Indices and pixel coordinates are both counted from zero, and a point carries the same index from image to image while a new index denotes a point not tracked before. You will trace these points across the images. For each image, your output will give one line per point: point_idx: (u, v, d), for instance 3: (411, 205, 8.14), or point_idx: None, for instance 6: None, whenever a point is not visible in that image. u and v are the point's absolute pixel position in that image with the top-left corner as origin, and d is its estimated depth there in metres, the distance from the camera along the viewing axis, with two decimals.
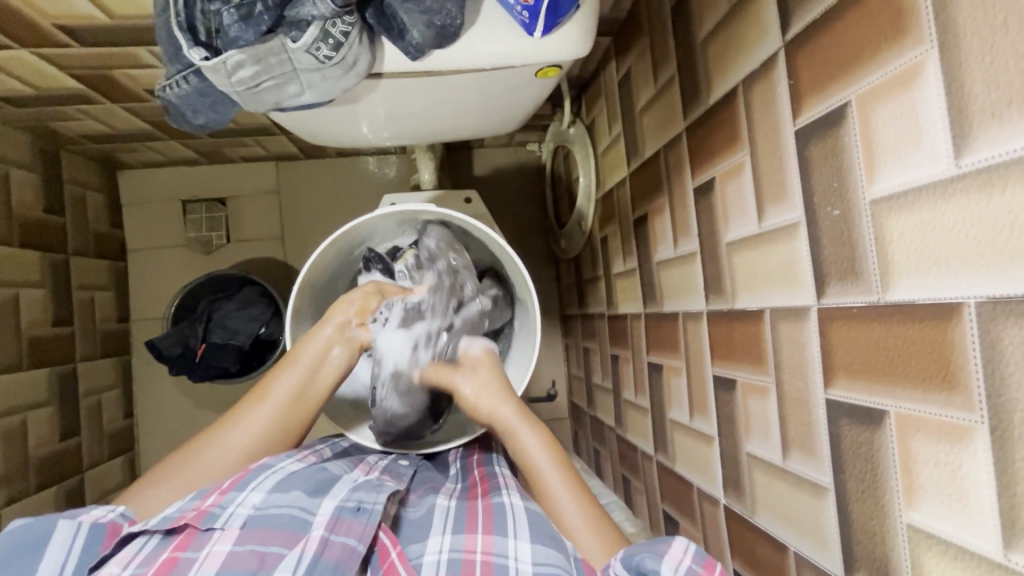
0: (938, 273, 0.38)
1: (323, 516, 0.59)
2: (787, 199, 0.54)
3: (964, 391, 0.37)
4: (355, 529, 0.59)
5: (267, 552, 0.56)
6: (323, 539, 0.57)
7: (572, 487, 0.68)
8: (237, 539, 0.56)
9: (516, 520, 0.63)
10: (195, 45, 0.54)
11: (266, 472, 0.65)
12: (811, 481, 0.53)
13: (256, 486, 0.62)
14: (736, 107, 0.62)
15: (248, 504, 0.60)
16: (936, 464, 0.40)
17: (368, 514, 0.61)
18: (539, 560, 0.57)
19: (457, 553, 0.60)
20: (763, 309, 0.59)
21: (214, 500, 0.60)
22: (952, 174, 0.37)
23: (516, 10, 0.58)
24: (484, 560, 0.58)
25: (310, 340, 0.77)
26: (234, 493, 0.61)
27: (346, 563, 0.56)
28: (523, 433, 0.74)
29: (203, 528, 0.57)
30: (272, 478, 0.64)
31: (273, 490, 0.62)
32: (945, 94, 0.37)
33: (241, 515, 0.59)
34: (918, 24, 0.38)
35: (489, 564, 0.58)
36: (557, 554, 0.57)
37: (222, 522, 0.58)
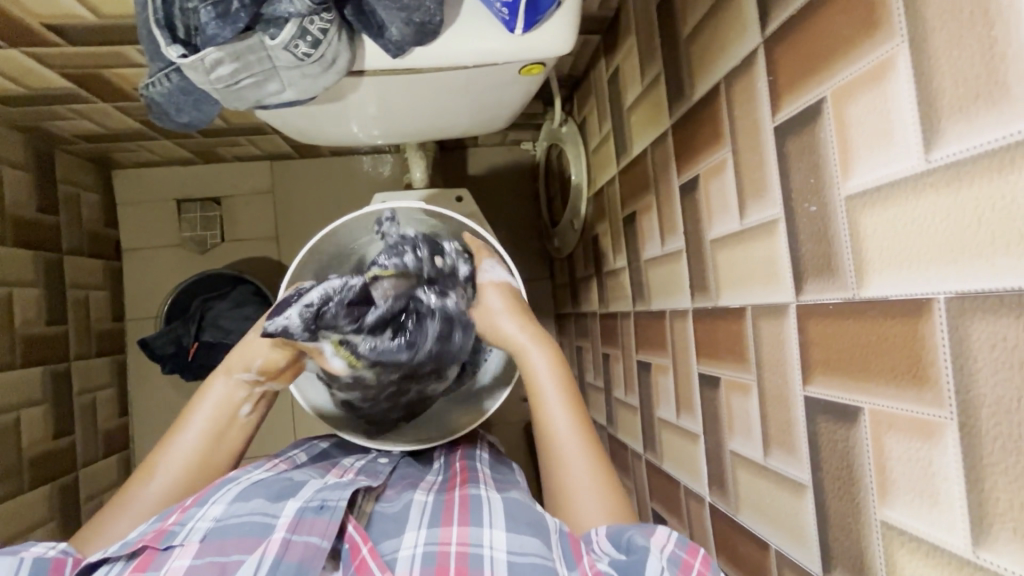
0: (910, 269, 0.38)
1: (285, 518, 0.59)
2: (767, 196, 0.54)
3: (934, 387, 0.37)
4: (318, 527, 0.59)
5: (227, 561, 0.55)
6: (283, 541, 0.57)
7: (571, 407, 0.71)
8: (197, 553, 0.56)
9: (494, 510, 0.64)
10: (173, 42, 0.54)
11: (229, 485, 0.65)
12: (791, 479, 0.53)
13: (217, 500, 0.62)
14: (719, 104, 0.61)
15: (209, 518, 0.60)
16: (908, 461, 0.39)
17: (331, 512, 0.60)
18: (514, 548, 0.58)
19: (432, 546, 0.59)
20: (745, 306, 0.59)
21: (176, 519, 0.60)
22: (922, 169, 0.37)
23: (496, 8, 0.58)
24: (457, 550, 0.58)
25: (203, 400, 0.75)
26: (194, 508, 0.61)
27: (309, 561, 0.56)
28: (532, 351, 0.75)
29: (163, 547, 0.57)
30: (235, 490, 0.64)
31: (236, 500, 0.62)
32: (914, 88, 0.37)
33: (201, 528, 0.59)
34: (889, 18, 0.38)
35: (462, 554, 0.58)
36: (537, 541, 0.58)
37: (182, 538, 0.57)
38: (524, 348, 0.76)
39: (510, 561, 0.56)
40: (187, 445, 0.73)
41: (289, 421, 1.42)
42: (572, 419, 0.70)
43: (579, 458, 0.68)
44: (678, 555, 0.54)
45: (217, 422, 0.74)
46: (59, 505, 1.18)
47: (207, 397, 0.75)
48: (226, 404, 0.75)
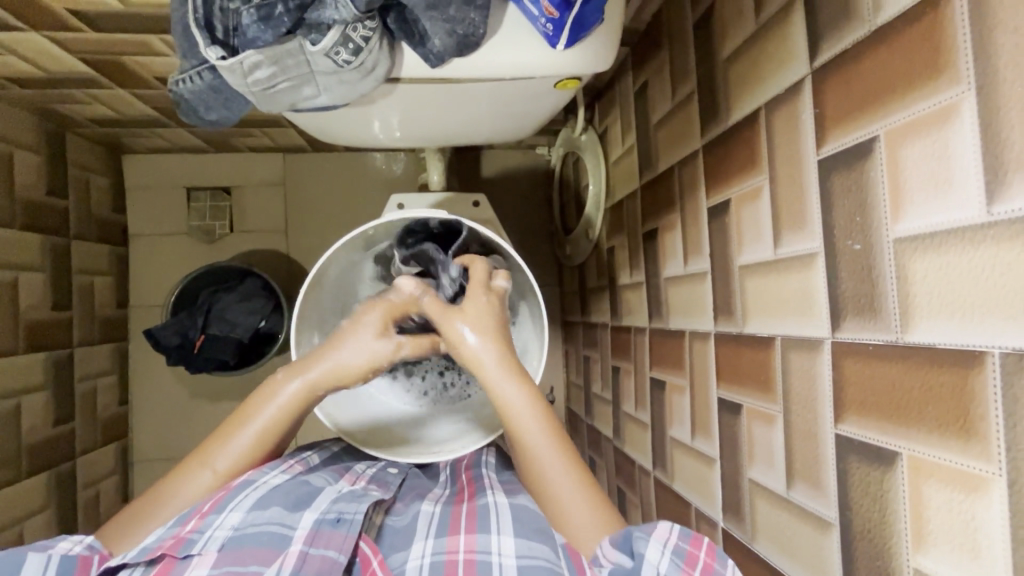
0: (963, 320, 0.38)
1: (302, 530, 0.58)
2: (806, 228, 0.53)
3: (982, 441, 0.36)
4: (335, 540, 0.58)
5: (245, 571, 0.53)
6: (301, 554, 0.56)
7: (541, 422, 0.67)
8: (213, 564, 0.54)
9: (500, 516, 0.64)
10: (212, 44, 0.52)
11: (248, 489, 0.63)
12: (815, 514, 0.53)
13: (235, 506, 0.60)
14: (758, 130, 0.61)
15: (226, 526, 0.58)
16: (949, 513, 0.39)
17: (348, 526, 0.60)
18: (523, 551, 0.58)
19: (440, 555, 0.60)
20: (773, 336, 0.59)
21: (193, 525, 0.58)
22: (983, 221, 0.36)
23: (539, 23, 0.57)
24: (466, 558, 0.59)
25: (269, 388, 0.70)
26: (213, 515, 0.59)
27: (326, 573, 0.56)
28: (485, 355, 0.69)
29: (181, 556, 0.55)
30: (254, 495, 0.62)
31: (254, 508, 0.60)
32: (980, 138, 0.36)
33: (219, 537, 0.57)
34: (957, 63, 0.37)
35: (471, 563, 0.58)
36: (545, 546, 0.58)
37: (200, 547, 0.56)
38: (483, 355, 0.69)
39: (517, 565, 0.56)
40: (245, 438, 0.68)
41: None
42: (546, 426, 0.67)
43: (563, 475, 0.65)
44: (683, 548, 0.53)
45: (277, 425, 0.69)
46: (56, 493, 1.17)
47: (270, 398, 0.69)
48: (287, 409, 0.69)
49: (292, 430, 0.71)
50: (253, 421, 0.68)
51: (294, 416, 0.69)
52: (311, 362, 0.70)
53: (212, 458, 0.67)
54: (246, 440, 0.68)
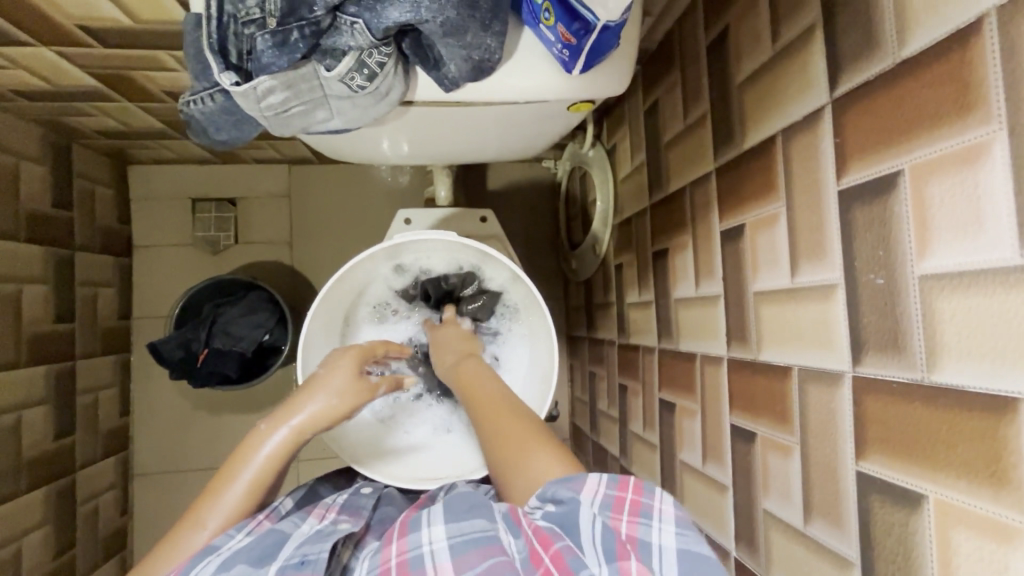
0: (991, 362, 0.37)
1: None
2: (825, 259, 0.52)
3: (1015, 490, 0.35)
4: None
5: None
6: None
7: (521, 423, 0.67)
8: None
9: (441, 519, 0.59)
10: (226, 69, 0.52)
11: (210, 556, 0.56)
12: (834, 552, 0.51)
13: (195, 573, 0.53)
14: (774, 156, 0.60)
15: None
16: (979, 562, 0.38)
17: (312, 566, 0.54)
18: (452, 535, 0.53)
19: (373, 570, 0.53)
20: (790, 366, 0.58)
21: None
22: (1014, 264, 0.35)
23: (556, 48, 0.56)
24: (398, 562, 0.52)
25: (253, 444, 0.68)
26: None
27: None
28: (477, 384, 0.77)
29: None
30: (215, 560, 0.55)
31: (216, 571, 0.53)
32: (1011, 178, 0.35)
33: None
34: (986, 100, 0.37)
35: (402, 563, 0.51)
36: (479, 521, 0.54)
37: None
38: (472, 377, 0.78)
39: (450, 548, 0.51)
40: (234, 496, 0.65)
41: None
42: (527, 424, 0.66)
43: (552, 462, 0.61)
44: (611, 496, 0.52)
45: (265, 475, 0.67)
46: (55, 508, 1.15)
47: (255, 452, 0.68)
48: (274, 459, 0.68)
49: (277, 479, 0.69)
50: (240, 476, 0.66)
51: (280, 463, 0.68)
52: (288, 412, 0.70)
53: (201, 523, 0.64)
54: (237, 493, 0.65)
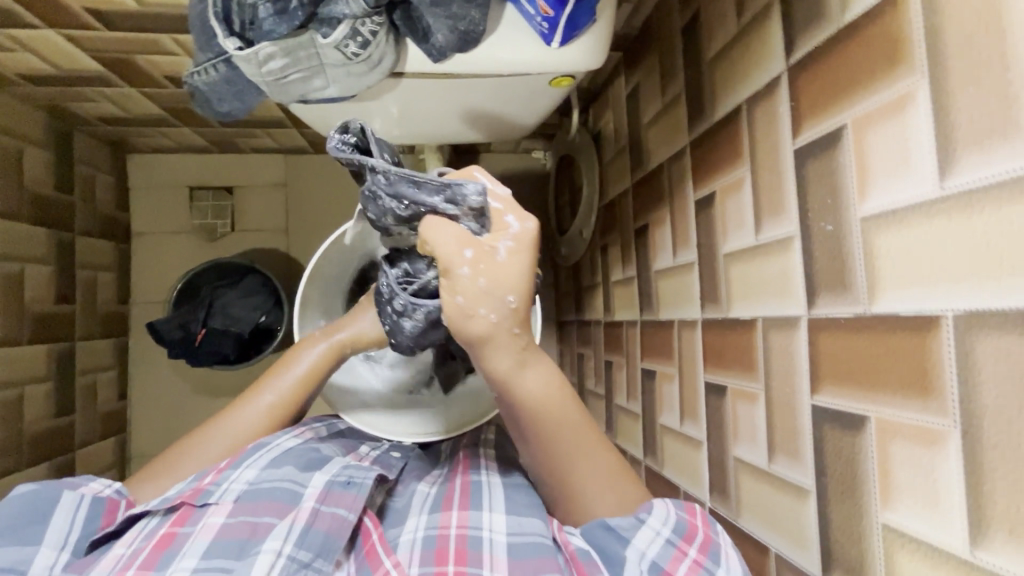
0: (920, 287, 0.41)
1: (313, 488, 0.58)
2: (784, 214, 0.57)
3: (940, 398, 0.40)
4: (345, 500, 0.58)
5: (259, 522, 0.55)
6: (314, 509, 0.55)
7: (569, 411, 0.59)
8: (229, 512, 0.55)
9: (493, 498, 0.63)
10: (229, 35, 0.57)
11: (263, 449, 0.64)
12: (794, 484, 0.55)
13: (251, 463, 0.61)
14: (740, 124, 0.65)
15: (242, 480, 0.59)
16: (912, 467, 0.42)
17: (358, 488, 0.59)
18: (513, 530, 0.57)
19: (433, 530, 0.58)
20: (755, 317, 0.62)
21: (211, 479, 0.59)
22: (937, 195, 0.40)
23: (535, 21, 0.61)
24: (457, 533, 0.57)
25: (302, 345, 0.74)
26: (228, 471, 0.60)
27: (336, 532, 0.55)
28: (526, 373, 0.57)
29: (199, 504, 0.56)
30: (266, 456, 0.63)
31: (268, 466, 0.61)
32: (933, 120, 0.40)
33: (234, 490, 0.58)
34: (911, 54, 0.41)
35: (462, 537, 0.56)
36: (538, 522, 0.58)
37: (217, 497, 0.57)
38: (498, 334, 0.53)
39: (509, 543, 0.55)
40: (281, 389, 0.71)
41: None
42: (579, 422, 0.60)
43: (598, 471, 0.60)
44: (683, 519, 0.55)
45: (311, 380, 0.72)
46: (54, 485, 1.18)
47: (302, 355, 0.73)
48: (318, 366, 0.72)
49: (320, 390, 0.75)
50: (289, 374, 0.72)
51: (325, 369, 0.73)
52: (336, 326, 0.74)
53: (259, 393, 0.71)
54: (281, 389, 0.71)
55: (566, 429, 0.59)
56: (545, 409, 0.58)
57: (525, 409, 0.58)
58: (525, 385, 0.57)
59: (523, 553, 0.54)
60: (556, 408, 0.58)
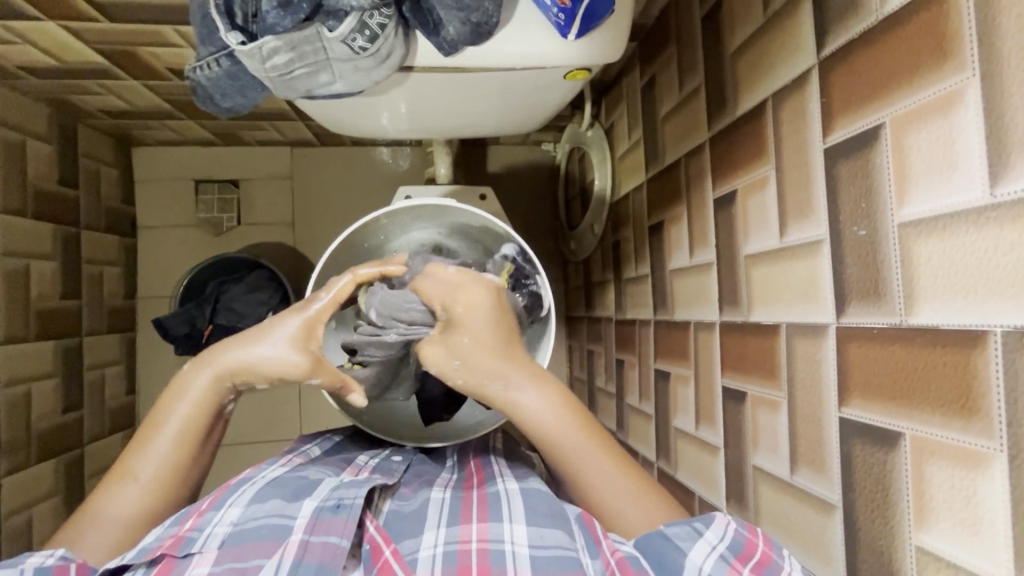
0: (964, 301, 0.39)
1: (302, 519, 0.57)
2: (812, 216, 0.54)
3: (984, 418, 0.37)
4: (336, 526, 0.56)
5: (248, 566, 0.52)
6: (302, 543, 0.54)
7: (567, 417, 0.63)
8: (215, 560, 0.52)
9: (512, 508, 0.60)
10: (232, 29, 0.55)
11: (245, 487, 0.63)
12: (819, 497, 0.53)
13: (233, 502, 0.60)
14: (765, 120, 0.62)
15: (226, 522, 0.57)
16: (951, 490, 0.40)
17: (348, 510, 0.58)
18: (535, 539, 0.55)
19: (452, 545, 0.56)
20: (778, 323, 0.60)
21: (192, 525, 0.57)
22: (987, 203, 0.37)
23: (552, 12, 0.59)
24: (479, 547, 0.55)
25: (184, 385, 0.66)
26: (210, 512, 0.58)
27: (330, 562, 0.54)
28: (526, 389, 0.64)
29: (181, 554, 0.53)
30: (250, 490, 0.62)
31: (251, 502, 0.60)
32: (984, 121, 0.37)
33: (218, 535, 0.55)
34: (962, 49, 0.38)
35: (484, 551, 0.54)
36: (561, 532, 0.55)
37: (200, 545, 0.54)
38: (482, 366, 0.64)
39: (532, 555, 0.53)
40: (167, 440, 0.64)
41: (295, 411, 1.41)
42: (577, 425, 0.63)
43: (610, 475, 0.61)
44: (740, 539, 0.51)
45: (200, 422, 0.65)
46: (63, 481, 1.18)
47: (186, 396, 0.65)
48: (206, 404, 0.65)
49: (215, 422, 0.67)
50: (171, 420, 0.64)
51: (210, 406, 0.65)
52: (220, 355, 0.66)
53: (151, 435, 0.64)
54: (170, 434, 0.64)
55: (578, 435, 0.63)
56: (539, 415, 0.63)
57: (526, 420, 0.64)
58: (529, 402, 0.64)
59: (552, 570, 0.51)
60: (554, 414, 0.63)
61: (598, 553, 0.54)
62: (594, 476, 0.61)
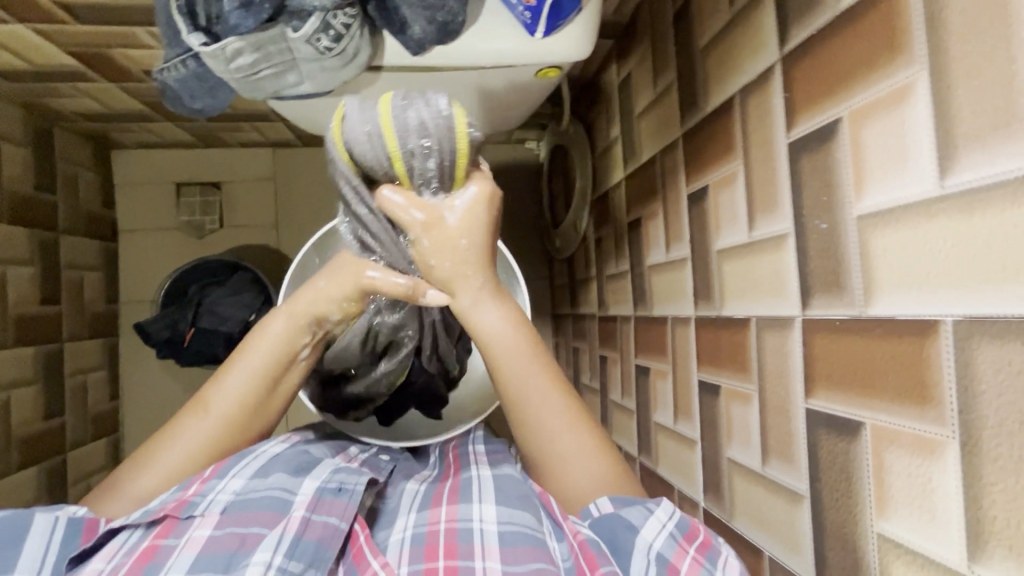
0: (919, 292, 0.39)
1: (304, 496, 0.56)
2: (777, 210, 0.55)
3: (937, 406, 0.38)
4: (337, 508, 0.56)
5: (248, 532, 0.52)
6: (305, 518, 0.53)
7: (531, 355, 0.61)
8: (217, 524, 0.53)
9: (483, 488, 0.61)
10: (194, 31, 0.56)
11: (247, 459, 0.62)
12: (788, 488, 0.54)
13: (237, 472, 0.59)
14: (733, 116, 0.62)
15: (229, 492, 0.57)
16: (908, 478, 0.41)
17: (349, 495, 0.58)
18: (504, 519, 0.55)
19: (422, 527, 0.56)
20: (748, 317, 0.60)
21: (195, 490, 0.57)
22: (937, 195, 0.38)
23: (518, 10, 0.59)
24: (446, 527, 0.55)
25: (263, 330, 0.65)
26: (214, 481, 0.58)
27: (328, 540, 0.53)
28: (490, 311, 0.59)
29: (184, 516, 0.54)
30: (253, 464, 0.61)
31: (255, 475, 0.59)
32: (933, 114, 0.38)
33: (221, 501, 0.55)
34: (912, 42, 0.39)
35: (451, 531, 0.55)
36: (527, 514, 0.55)
37: (203, 509, 0.54)
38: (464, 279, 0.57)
39: (499, 532, 0.53)
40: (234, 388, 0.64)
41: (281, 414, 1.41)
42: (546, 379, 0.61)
43: (581, 448, 0.60)
44: (685, 519, 0.53)
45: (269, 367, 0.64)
46: (46, 487, 1.17)
47: (266, 336, 0.64)
48: (284, 348, 0.64)
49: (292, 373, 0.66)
50: (244, 363, 0.64)
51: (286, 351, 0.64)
52: (300, 295, 0.64)
53: (226, 377, 0.64)
54: (245, 374, 0.64)
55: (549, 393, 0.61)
56: (503, 348, 0.60)
57: (487, 349, 0.60)
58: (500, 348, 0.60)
59: (514, 540, 0.52)
60: (516, 347, 0.60)
61: (564, 536, 0.54)
62: (561, 445, 0.60)
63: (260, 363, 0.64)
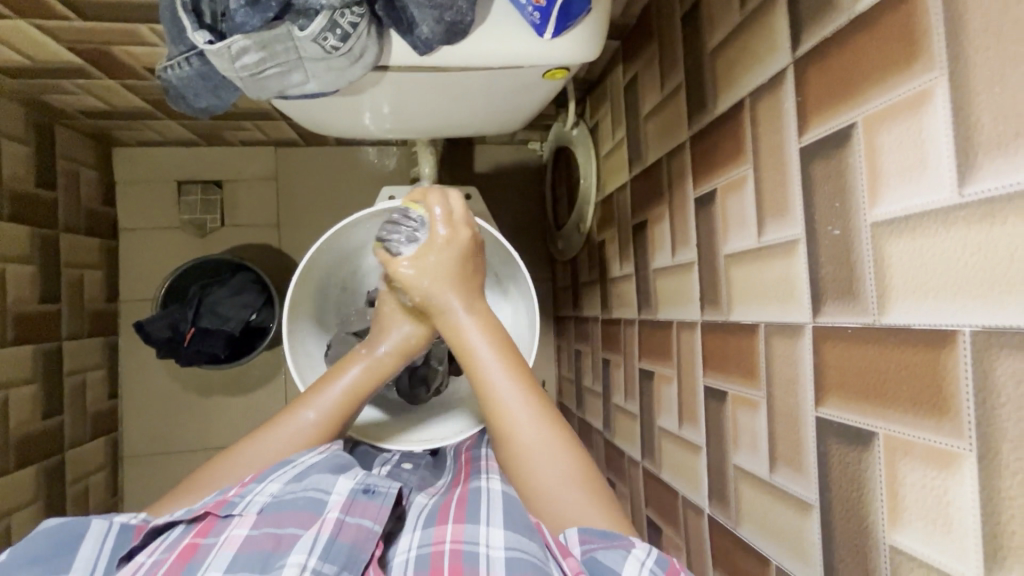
0: (936, 301, 0.39)
1: (339, 496, 0.57)
2: (788, 215, 0.54)
3: (954, 417, 0.37)
4: (371, 510, 0.56)
5: (283, 533, 0.53)
6: (339, 521, 0.54)
7: (516, 373, 0.66)
8: (253, 524, 0.54)
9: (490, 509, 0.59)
10: (199, 28, 0.55)
11: (287, 466, 0.63)
12: (797, 497, 0.53)
13: (275, 477, 0.61)
14: (743, 120, 0.61)
15: (266, 493, 0.59)
16: (924, 490, 0.40)
17: (383, 498, 0.58)
18: (510, 544, 0.52)
19: (426, 547, 0.56)
20: (757, 323, 0.59)
21: (236, 491, 0.60)
22: (955, 202, 0.37)
23: (527, 10, 0.58)
24: (452, 548, 0.54)
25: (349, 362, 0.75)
26: (253, 484, 0.60)
27: (362, 543, 0.53)
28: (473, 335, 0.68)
29: (223, 515, 0.57)
30: (291, 471, 0.62)
31: (292, 480, 0.61)
32: (952, 121, 0.37)
33: (258, 502, 0.58)
34: (931, 47, 0.38)
35: (456, 552, 0.53)
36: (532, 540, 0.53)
37: (241, 508, 0.56)
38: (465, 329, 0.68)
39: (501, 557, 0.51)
40: (327, 401, 0.72)
41: None
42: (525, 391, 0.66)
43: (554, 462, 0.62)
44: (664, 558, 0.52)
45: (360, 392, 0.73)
46: (45, 487, 1.16)
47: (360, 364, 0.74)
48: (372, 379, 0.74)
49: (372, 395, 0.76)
50: (332, 386, 0.73)
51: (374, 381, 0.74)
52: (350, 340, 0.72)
53: (298, 411, 0.71)
54: (334, 397, 0.72)
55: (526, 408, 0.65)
56: (488, 373, 0.66)
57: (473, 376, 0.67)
58: (496, 379, 0.66)
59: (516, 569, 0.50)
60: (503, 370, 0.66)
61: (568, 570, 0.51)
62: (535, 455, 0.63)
63: (352, 385, 0.73)
